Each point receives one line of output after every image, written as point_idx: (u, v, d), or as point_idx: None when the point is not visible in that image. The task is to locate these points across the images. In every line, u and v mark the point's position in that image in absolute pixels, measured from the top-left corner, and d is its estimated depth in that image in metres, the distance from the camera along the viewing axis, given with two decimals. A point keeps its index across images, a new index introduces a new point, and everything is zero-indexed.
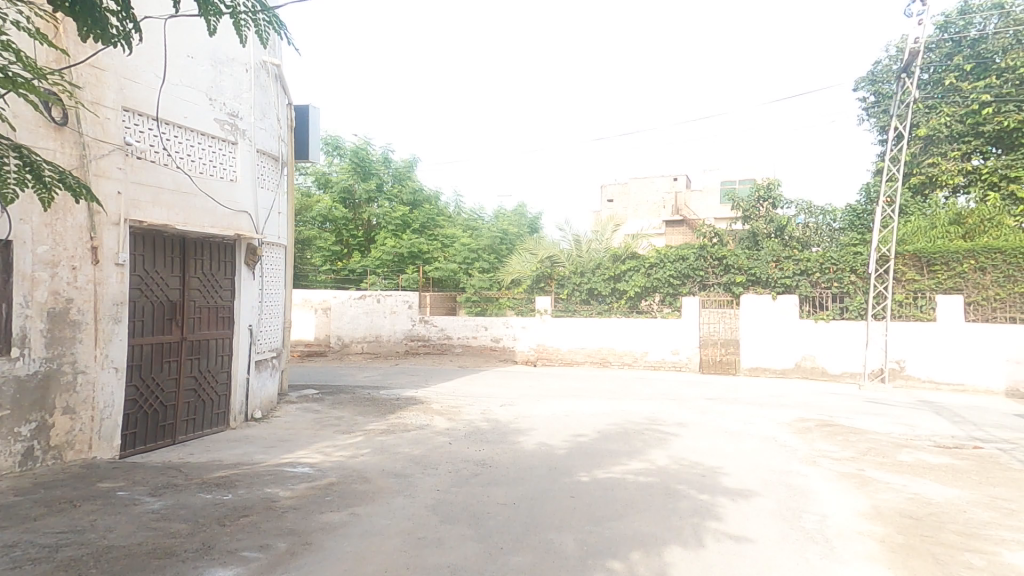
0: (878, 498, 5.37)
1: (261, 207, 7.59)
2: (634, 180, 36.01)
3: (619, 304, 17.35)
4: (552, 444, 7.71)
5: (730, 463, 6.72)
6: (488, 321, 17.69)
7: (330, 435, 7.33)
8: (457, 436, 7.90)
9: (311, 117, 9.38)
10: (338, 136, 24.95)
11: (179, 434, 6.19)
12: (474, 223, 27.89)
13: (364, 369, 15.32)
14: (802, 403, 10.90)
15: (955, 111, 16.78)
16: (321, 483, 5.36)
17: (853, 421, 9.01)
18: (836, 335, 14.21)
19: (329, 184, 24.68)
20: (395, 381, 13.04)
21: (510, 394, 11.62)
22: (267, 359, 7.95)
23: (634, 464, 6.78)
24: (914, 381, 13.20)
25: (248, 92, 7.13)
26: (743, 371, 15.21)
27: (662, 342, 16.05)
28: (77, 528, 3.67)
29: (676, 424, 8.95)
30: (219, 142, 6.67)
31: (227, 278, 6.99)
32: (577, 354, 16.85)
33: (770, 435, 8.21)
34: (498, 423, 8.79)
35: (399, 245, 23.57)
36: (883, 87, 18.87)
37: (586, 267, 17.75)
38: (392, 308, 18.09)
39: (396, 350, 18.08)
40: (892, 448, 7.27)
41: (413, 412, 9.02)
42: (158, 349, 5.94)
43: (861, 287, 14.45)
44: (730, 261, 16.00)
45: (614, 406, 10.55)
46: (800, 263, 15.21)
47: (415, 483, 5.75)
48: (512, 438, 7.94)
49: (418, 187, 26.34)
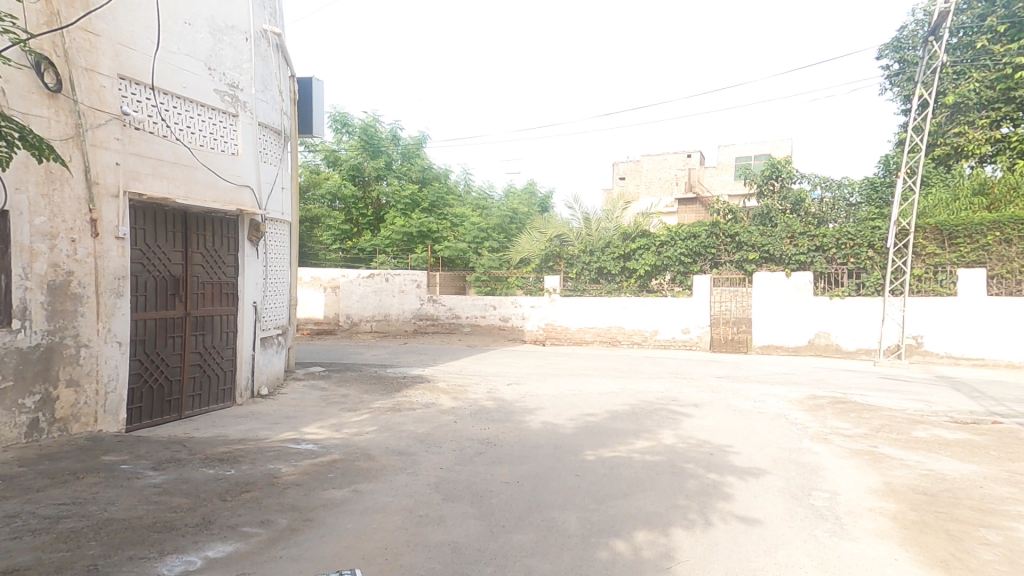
0: (890, 474, 5.22)
1: (264, 181, 7.46)
2: (646, 158, 35.29)
3: (628, 283, 17.15)
4: (558, 422, 7.66)
5: (738, 442, 6.57)
6: (497, 300, 17.60)
7: (336, 413, 7.33)
8: (463, 415, 7.88)
9: (315, 91, 9.16)
10: (346, 113, 24.64)
11: (185, 409, 6.22)
12: (483, 201, 27.64)
13: (373, 348, 15.36)
14: (815, 381, 10.71)
15: (985, 77, 16.05)
16: (324, 460, 5.35)
17: (867, 397, 8.82)
18: (851, 312, 13.90)
19: (337, 162, 24.47)
20: (403, 360, 13.06)
21: (518, 372, 11.58)
22: (273, 336, 7.93)
23: (640, 443, 6.70)
24: (932, 357, 12.90)
25: (249, 62, 6.95)
26: (755, 349, 15.00)
27: (673, 321, 15.86)
28: (79, 500, 3.68)
29: (685, 403, 8.84)
30: (220, 114, 6.52)
31: (231, 254, 6.93)
32: (586, 334, 16.74)
33: (781, 413, 8.06)
34: (504, 402, 8.75)
35: (408, 224, 23.41)
36: (908, 54, 18.07)
37: (595, 246, 17.50)
38: (401, 287, 18.06)
39: (405, 329, 18.11)
40: (907, 424, 7.08)
41: (420, 391, 9.01)
42: (162, 324, 5.92)
43: (878, 262, 14.08)
44: (743, 238, 15.64)
45: (622, 384, 10.45)
46: (815, 239, 14.81)
47: (420, 461, 5.72)
48: (518, 417, 7.90)
49: (427, 164, 26.11)
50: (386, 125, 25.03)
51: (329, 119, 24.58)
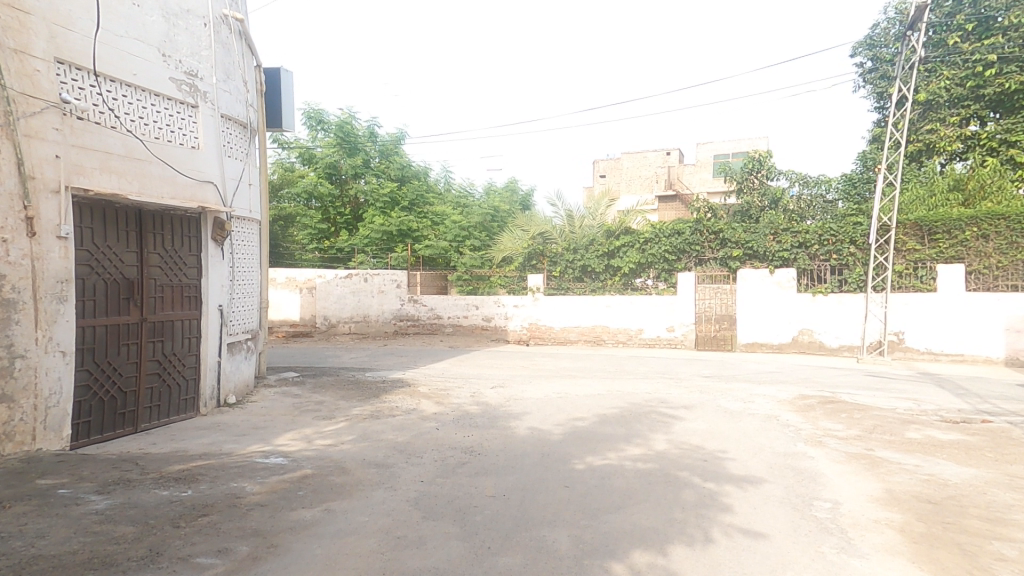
0: (891, 481, 5.10)
1: (229, 177, 6.98)
2: (627, 156, 35.29)
3: (613, 282, 16.93)
4: (545, 428, 7.35)
5: (733, 449, 6.43)
6: (479, 300, 17.24)
7: (310, 421, 6.89)
8: (446, 421, 7.51)
9: (283, 82, 8.64)
10: (322, 110, 23.89)
11: (142, 422, 5.73)
12: (464, 199, 27.20)
13: (351, 351, 14.85)
14: (802, 379, 10.63)
15: (956, 74, 16.24)
16: (294, 475, 4.93)
17: (855, 396, 8.75)
18: (834, 309, 13.94)
19: (313, 160, 23.73)
20: (383, 363, 12.62)
21: (502, 375, 11.26)
22: (241, 341, 7.44)
23: (631, 450, 6.45)
24: (913, 353, 12.99)
25: (209, 48, 6.46)
26: (739, 347, 14.95)
27: (658, 320, 15.73)
28: (2, 535, 3.22)
29: (675, 406, 8.63)
30: (177, 104, 6.04)
31: (193, 255, 6.45)
32: (571, 333, 16.51)
33: (772, 415, 7.92)
34: (488, 406, 8.41)
35: (388, 222, 22.86)
36: (882, 52, 18.20)
37: (578, 243, 17.26)
38: (380, 287, 17.55)
39: (385, 331, 17.60)
40: (899, 425, 6.98)
41: (400, 396, 8.61)
42: (114, 331, 5.42)
43: (860, 259, 14.11)
44: (726, 235, 15.55)
45: (609, 386, 10.22)
46: (798, 235, 14.80)
47: (399, 474, 5.35)
48: (503, 423, 7.57)
49: (405, 162, 25.60)
50: (363, 122, 24.41)
51: (304, 115, 23.79)
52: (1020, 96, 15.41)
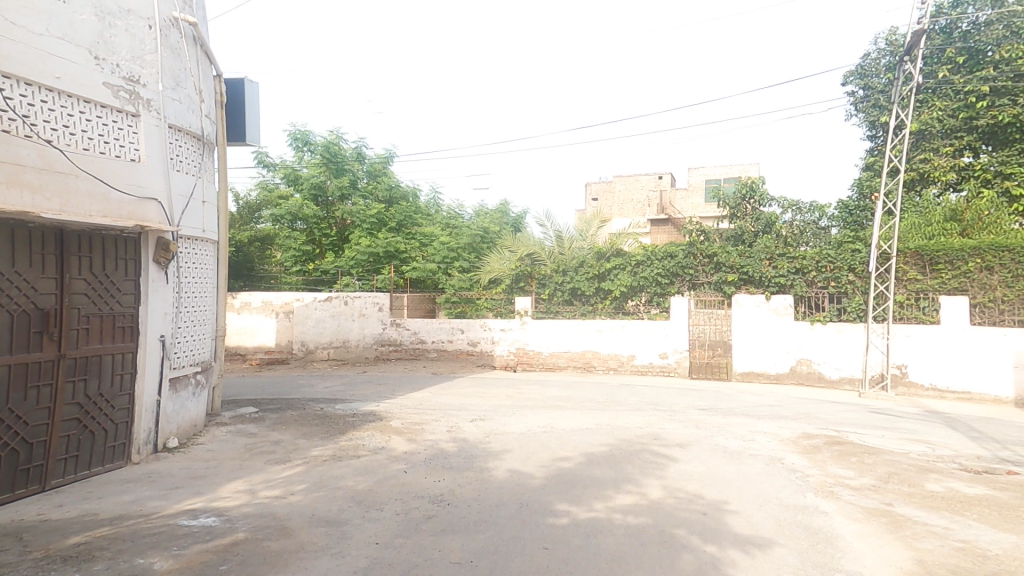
0: (919, 549, 4.45)
1: (178, 193, 6.32)
2: (619, 179, 35.18)
3: (603, 305, 16.36)
4: (526, 471, 6.61)
5: (736, 498, 5.73)
6: (465, 324, 16.53)
7: (260, 467, 6.09)
8: (416, 462, 6.73)
9: (247, 95, 8.12)
10: (309, 131, 23.50)
11: (52, 479, 4.94)
12: (454, 220, 26.67)
13: (327, 378, 14.02)
14: (804, 415, 10.01)
15: (948, 105, 16.13)
16: (223, 541, 4.16)
17: (863, 437, 8.13)
18: (833, 339, 13.42)
19: (299, 180, 23.15)
20: (359, 392, 11.82)
21: (484, 406, 10.52)
22: (187, 376, 6.66)
23: (622, 499, 5.72)
24: (917, 389, 12.46)
25: (153, 52, 5.90)
26: (735, 376, 14.36)
27: (650, 346, 15.12)
28: None
29: (670, 444, 7.94)
30: (113, 112, 5.43)
31: (129, 280, 5.73)
32: (560, 359, 15.83)
33: (775, 457, 7.26)
34: (466, 444, 7.65)
35: (375, 243, 22.24)
36: (873, 81, 18.11)
37: (568, 265, 16.68)
38: (362, 310, 16.83)
39: (366, 356, 16.81)
40: (917, 475, 6.37)
41: (369, 431, 7.82)
42: (21, 372, 4.67)
43: (859, 287, 13.62)
44: (721, 259, 15.06)
45: (598, 419, 9.51)
46: (795, 261, 14.34)
47: (350, 534, 4.56)
48: (481, 464, 6.81)
49: (394, 182, 25.16)
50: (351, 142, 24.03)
51: (290, 135, 23.34)
52: (1014, 129, 15.28)
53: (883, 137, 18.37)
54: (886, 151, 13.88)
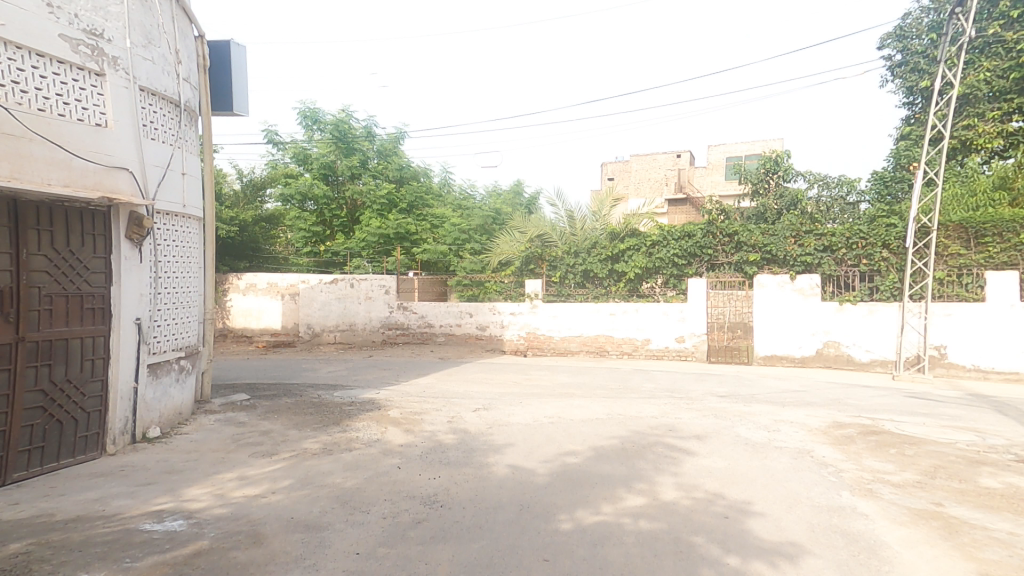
0: (982, 560, 3.86)
1: (153, 163, 5.80)
2: (636, 158, 34.06)
3: (617, 288, 15.66)
4: (530, 467, 6.11)
5: (762, 499, 5.15)
6: (473, 307, 16.05)
7: (244, 457, 5.65)
8: (411, 457, 6.27)
9: (233, 57, 7.53)
10: (318, 109, 23.03)
11: (14, 472, 4.56)
12: (465, 202, 26.09)
13: (331, 363, 13.66)
14: (832, 402, 9.35)
15: (997, 65, 14.84)
16: (184, 550, 3.71)
17: (901, 426, 7.48)
18: (864, 321, 12.61)
19: (308, 160, 22.70)
20: (361, 378, 11.41)
21: (489, 393, 10.04)
22: (170, 362, 6.23)
23: (635, 500, 5.19)
24: (957, 370, 11.71)
25: (118, 4, 5.35)
26: (757, 360, 13.65)
27: (666, 329, 14.46)
28: None
29: (687, 436, 7.36)
30: (74, 69, 4.91)
31: (99, 258, 5.27)
32: (572, 343, 15.27)
33: (804, 449, 6.65)
34: (467, 436, 7.17)
35: (385, 225, 21.76)
36: (912, 43, 16.85)
37: (580, 246, 16.01)
38: (368, 293, 16.42)
39: (373, 340, 16.45)
40: (970, 468, 5.86)
41: (365, 421, 7.37)
42: None
43: (895, 264, 12.72)
44: (742, 238, 14.25)
45: (610, 408, 8.95)
46: (823, 238, 13.45)
47: (330, 541, 4.09)
48: (481, 459, 6.32)
49: (404, 162, 24.61)
50: (360, 122, 23.47)
51: (300, 114, 22.87)
52: None
53: (921, 104, 17.14)
54: (930, 117, 12.79)
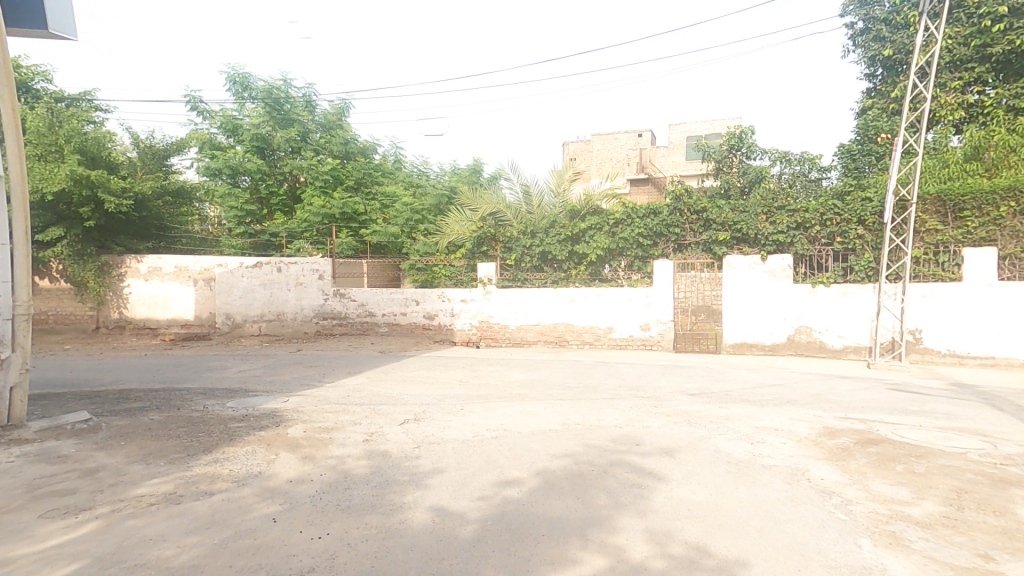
0: None
1: None
2: (597, 138, 32.69)
3: (578, 271, 14.27)
4: (456, 509, 4.59)
5: (760, 555, 3.85)
6: (420, 293, 14.38)
7: (28, 519, 3.83)
8: (297, 498, 4.62)
9: None
10: (248, 74, 20.57)
11: None
12: (417, 179, 24.14)
13: (248, 360, 11.69)
14: (815, 399, 8.29)
15: (959, 31, 14.06)
16: None
17: (898, 432, 6.41)
18: (840, 306, 11.71)
19: (239, 130, 20.20)
20: (276, 380, 9.60)
21: (426, 397, 8.46)
22: None
23: (593, 564, 3.77)
24: (932, 356, 10.97)
25: None
26: (726, 349, 12.64)
27: (629, 316, 13.24)
28: None
29: (657, 452, 6.03)
30: None
31: None
32: (528, 332, 13.87)
33: (797, 470, 5.42)
34: (383, 462, 5.57)
35: (329, 204, 19.55)
36: (874, 10, 15.88)
37: (537, 226, 14.52)
38: (298, 278, 14.49)
39: (305, 332, 14.56)
40: (995, 491, 4.74)
41: (249, 445, 5.62)
42: None
43: (870, 242, 11.82)
44: (711, 215, 13.08)
45: (566, 414, 7.56)
46: (795, 214, 12.40)
47: None
48: (394, 498, 4.76)
49: (350, 135, 22.42)
50: (299, 88, 21.16)
51: (228, 77, 20.34)
52: None
53: (882, 75, 16.32)
54: (910, 72, 11.49)
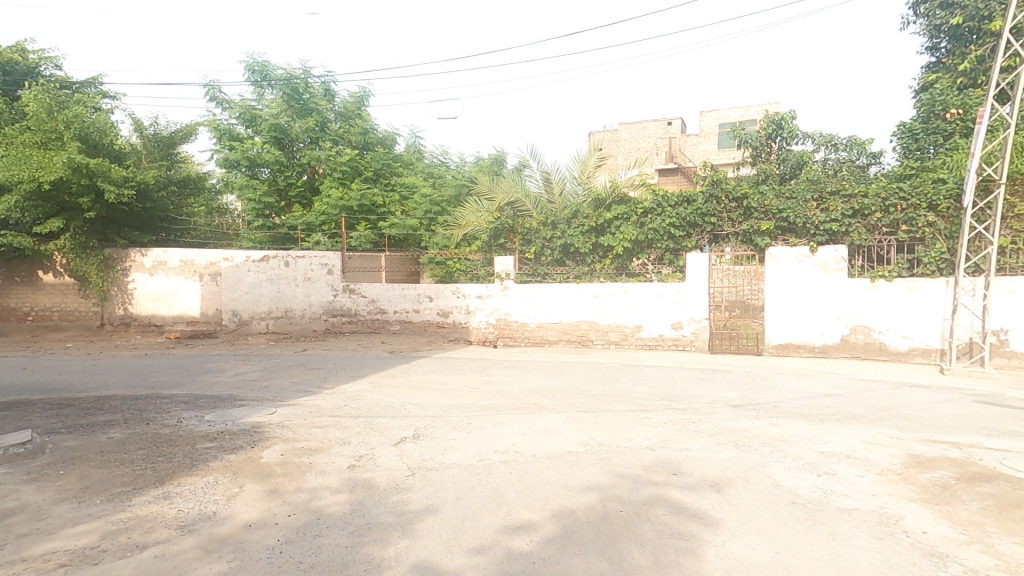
0: None
1: None
2: (625, 126, 31.16)
3: (602, 265, 13.09)
4: (449, 570, 3.58)
5: None
6: (433, 289, 13.48)
7: None
8: (250, 550, 3.68)
9: None
10: (268, 64, 19.95)
11: None
12: (436, 170, 23.27)
13: (248, 361, 10.98)
14: (889, 414, 7.01)
15: None
16: None
17: (1011, 464, 5.13)
18: (905, 303, 10.27)
19: (256, 120, 19.61)
20: (272, 385, 8.79)
21: (432, 408, 7.51)
22: None
23: None
24: (1020, 361, 9.48)
25: None
26: (768, 350, 11.32)
27: (658, 314, 12.04)
28: None
29: (704, 487, 4.90)
30: None
31: None
32: (549, 331, 12.81)
33: (890, 519, 4.22)
34: (367, 497, 4.62)
35: (346, 195, 18.76)
36: None
37: (558, 216, 13.48)
38: (306, 273, 13.75)
39: (313, 329, 13.84)
40: None
41: (211, 474, 4.75)
42: None
43: (943, 230, 10.31)
44: (752, 203, 11.78)
45: (591, 431, 6.48)
46: (852, 200, 10.97)
47: None
48: (373, 551, 3.78)
49: (368, 125, 21.67)
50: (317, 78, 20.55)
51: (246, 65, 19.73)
52: None
53: (947, 48, 14.58)
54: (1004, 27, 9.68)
